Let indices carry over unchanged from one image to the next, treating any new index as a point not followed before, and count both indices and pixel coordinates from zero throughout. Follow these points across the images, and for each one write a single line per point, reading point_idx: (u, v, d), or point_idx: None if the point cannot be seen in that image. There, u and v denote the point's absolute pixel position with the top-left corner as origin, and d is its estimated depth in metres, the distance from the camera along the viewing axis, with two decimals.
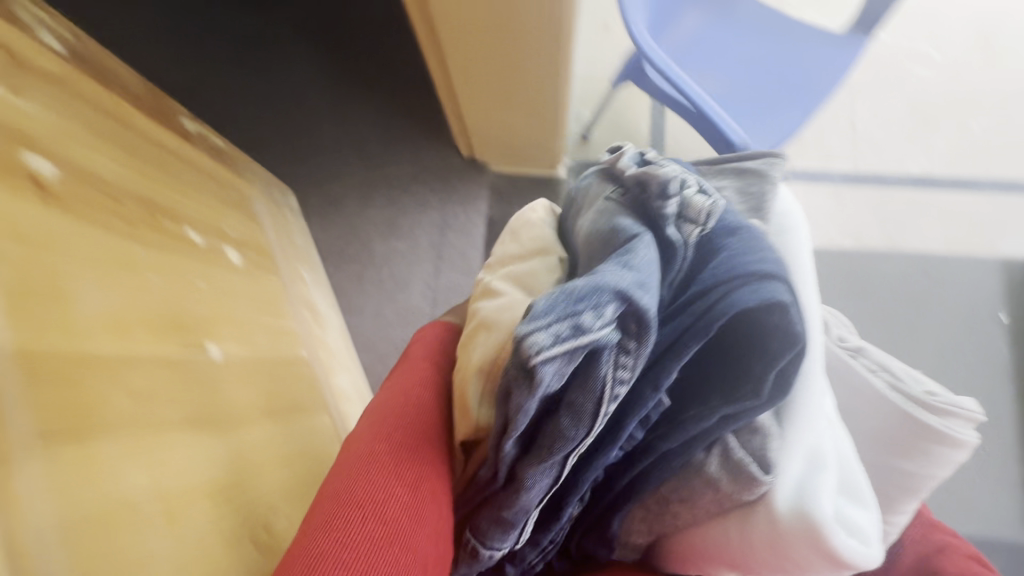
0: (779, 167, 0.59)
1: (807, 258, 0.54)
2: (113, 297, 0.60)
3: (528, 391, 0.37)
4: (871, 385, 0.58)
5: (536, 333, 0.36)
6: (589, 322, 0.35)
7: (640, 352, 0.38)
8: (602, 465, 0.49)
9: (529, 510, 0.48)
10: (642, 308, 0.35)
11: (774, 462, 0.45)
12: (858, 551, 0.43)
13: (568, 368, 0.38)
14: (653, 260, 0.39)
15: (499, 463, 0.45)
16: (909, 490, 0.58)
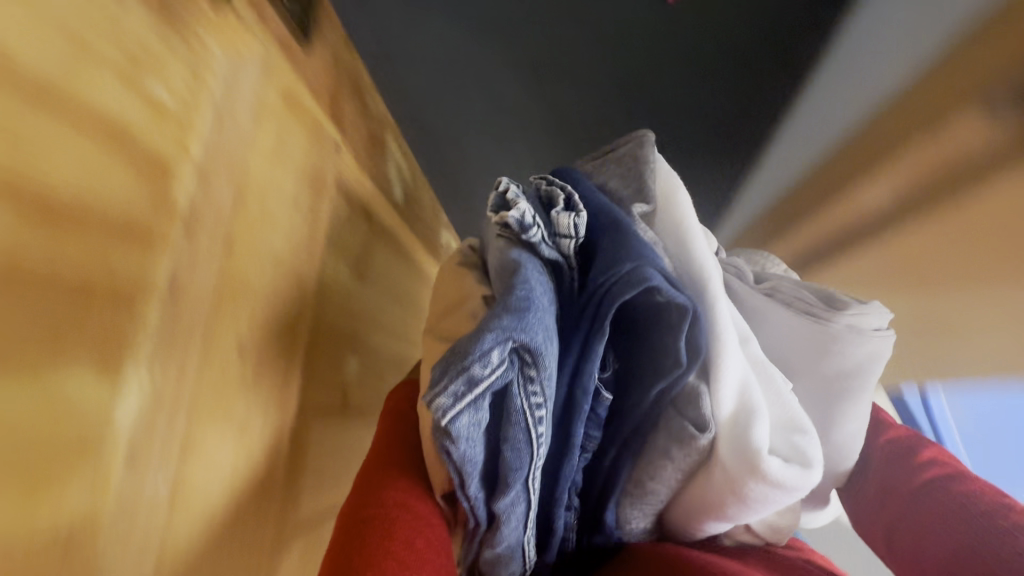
0: (646, 144, 0.63)
1: (691, 224, 0.57)
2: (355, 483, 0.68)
3: (455, 444, 0.41)
4: (788, 316, 0.65)
5: (439, 398, 0.39)
6: (479, 371, 0.39)
7: (539, 374, 0.42)
8: (571, 476, 0.50)
9: (518, 543, 0.49)
10: (523, 340, 0.40)
11: (707, 420, 0.48)
12: (796, 476, 0.46)
13: (484, 411, 0.41)
14: (526, 293, 0.43)
15: (474, 509, 0.46)
16: (848, 398, 0.64)
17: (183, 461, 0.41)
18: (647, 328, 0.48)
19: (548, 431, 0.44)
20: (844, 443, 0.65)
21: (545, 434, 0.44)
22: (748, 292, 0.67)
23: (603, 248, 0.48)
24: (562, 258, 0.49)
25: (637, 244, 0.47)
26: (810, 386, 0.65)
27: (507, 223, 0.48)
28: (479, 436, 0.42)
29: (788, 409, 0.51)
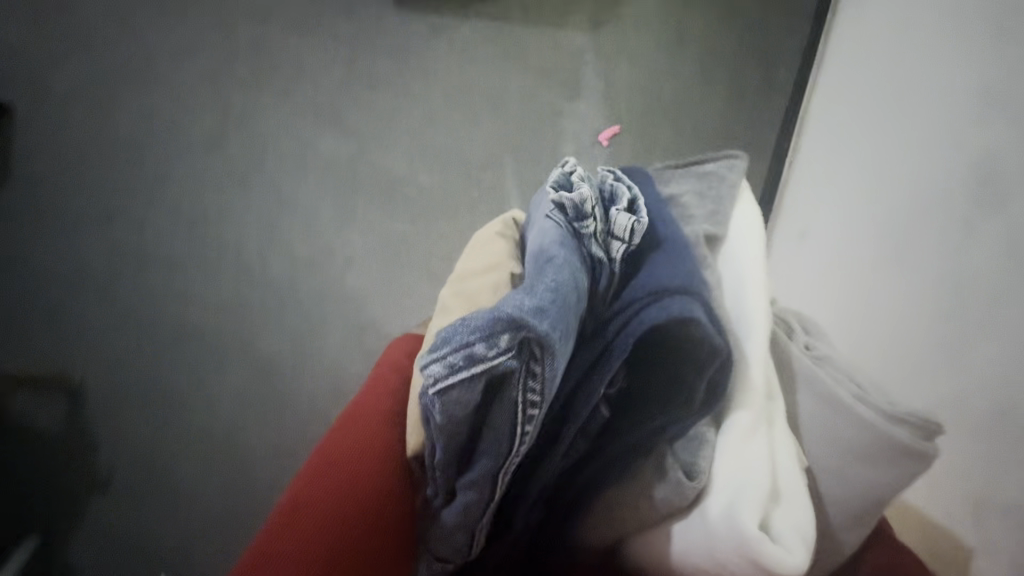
0: (735, 166, 0.57)
1: (758, 267, 0.51)
2: None
3: (438, 413, 0.39)
4: (838, 394, 0.59)
5: (434, 364, 0.37)
6: (482, 351, 0.36)
7: (545, 372, 0.37)
8: (545, 480, 0.47)
9: (471, 528, 0.47)
10: (536, 332, 0.35)
11: (702, 471, 0.44)
12: (783, 555, 0.41)
13: (475, 394, 0.38)
14: (555, 285, 0.38)
15: (438, 480, 0.45)
16: (879, 502, 0.58)
17: None
18: (668, 358, 0.42)
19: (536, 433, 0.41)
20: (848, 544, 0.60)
21: (532, 436, 0.40)
22: (798, 353, 0.62)
23: (651, 264, 0.43)
24: (607, 260, 0.43)
25: (685, 267, 0.42)
26: (835, 474, 0.59)
27: (563, 204, 0.44)
28: (462, 416, 0.39)
29: (792, 480, 0.45)
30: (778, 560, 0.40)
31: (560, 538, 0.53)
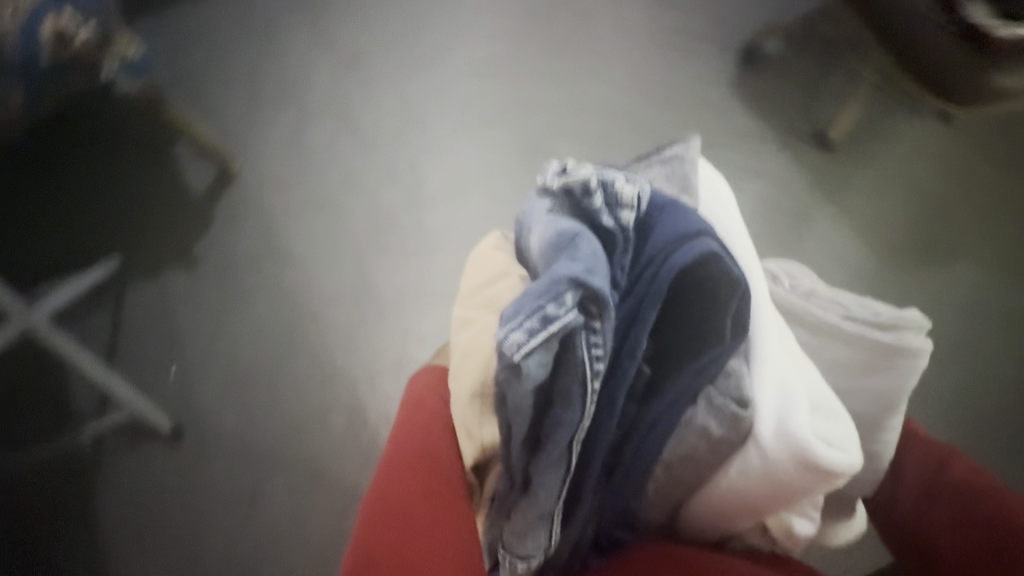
0: (692, 146, 0.62)
1: (735, 221, 0.56)
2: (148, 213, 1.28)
3: (522, 383, 0.41)
4: (831, 319, 0.63)
5: (513, 333, 0.40)
6: (554, 311, 0.39)
7: (604, 326, 0.41)
8: (602, 449, 0.49)
9: (550, 509, 0.48)
10: (594, 289, 0.39)
11: (750, 399, 0.47)
12: (840, 458, 0.44)
13: (549, 356, 0.41)
14: (593, 249, 0.42)
15: (516, 464, 0.47)
16: (886, 405, 0.63)
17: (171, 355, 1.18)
18: (692, 300, 0.45)
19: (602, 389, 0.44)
20: (880, 452, 0.64)
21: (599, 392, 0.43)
22: (787, 294, 0.66)
23: (662, 219, 0.46)
24: (618, 228, 0.45)
25: (692, 215, 0.46)
26: (845, 390, 0.64)
27: (564, 190, 0.48)
28: (536, 385, 0.42)
29: (822, 392, 0.49)
30: (834, 458, 0.44)
31: (626, 509, 0.56)
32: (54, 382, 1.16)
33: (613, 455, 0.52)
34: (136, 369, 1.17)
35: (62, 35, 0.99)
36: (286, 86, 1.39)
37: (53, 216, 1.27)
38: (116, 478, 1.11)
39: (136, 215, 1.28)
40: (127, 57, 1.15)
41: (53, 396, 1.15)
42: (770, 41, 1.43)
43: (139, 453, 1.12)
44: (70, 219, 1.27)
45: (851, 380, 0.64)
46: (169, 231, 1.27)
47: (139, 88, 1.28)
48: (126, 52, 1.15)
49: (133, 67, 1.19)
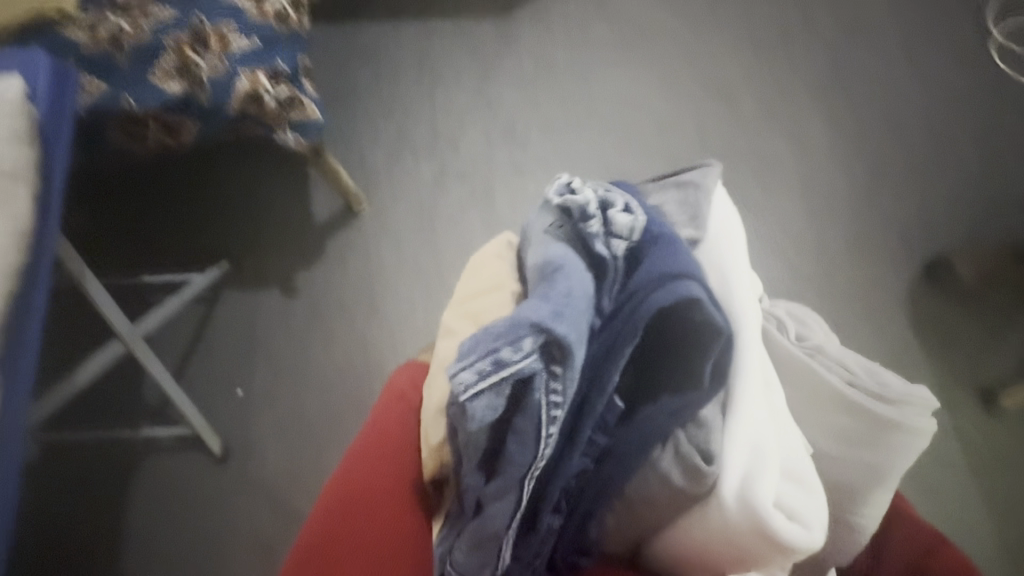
0: (710, 173, 0.61)
1: (743, 257, 0.54)
2: (253, 239, 1.27)
3: (473, 419, 0.41)
4: (832, 380, 0.60)
5: (463, 371, 0.39)
6: (508, 355, 0.38)
7: (566, 373, 0.40)
8: (566, 477, 0.49)
9: (501, 535, 0.48)
10: (555, 336, 0.38)
11: (717, 456, 0.45)
12: (799, 536, 0.43)
13: (502, 398, 0.41)
14: (570, 290, 0.40)
15: (469, 490, 0.47)
16: (875, 478, 0.59)
17: (236, 373, 1.16)
18: (674, 342, 0.44)
19: (560, 430, 0.43)
20: (863, 525, 0.61)
21: (556, 434, 0.43)
22: (793, 348, 0.63)
23: (654, 253, 0.44)
24: (609, 260, 0.44)
25: (683, 255, 0.44)
26: (836, 458, 0.61)
27: (566, 210, 0.46)
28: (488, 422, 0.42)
29: (797, 456, 0.47)
30: (792, 535, 0.42)
31: (586, 540, 0.54)
32: (124, 389, 1.14)
33: (577, 486, 0.51)
34: (203, 387, 1.16)
35: (255, 95, 0.96)
36: (407, 130, 1.38)
37: (180, 207, 1.30)
38: (144, 483, 1.08)
39: (246, 229, 1.28)
40: (304, 118, 1.02)
41: (120, 395, 1.14)
42: (968, 264, 1.19)
43: (175, 470, 1.09)
44: (189, 219, 1.29)
45: (841, 448, 0.60)
46: (276, 246, 1.27)
47: (311, 148, 1.08)
48: (305, 112, 1.02)
49: (306, 130, 1.03)
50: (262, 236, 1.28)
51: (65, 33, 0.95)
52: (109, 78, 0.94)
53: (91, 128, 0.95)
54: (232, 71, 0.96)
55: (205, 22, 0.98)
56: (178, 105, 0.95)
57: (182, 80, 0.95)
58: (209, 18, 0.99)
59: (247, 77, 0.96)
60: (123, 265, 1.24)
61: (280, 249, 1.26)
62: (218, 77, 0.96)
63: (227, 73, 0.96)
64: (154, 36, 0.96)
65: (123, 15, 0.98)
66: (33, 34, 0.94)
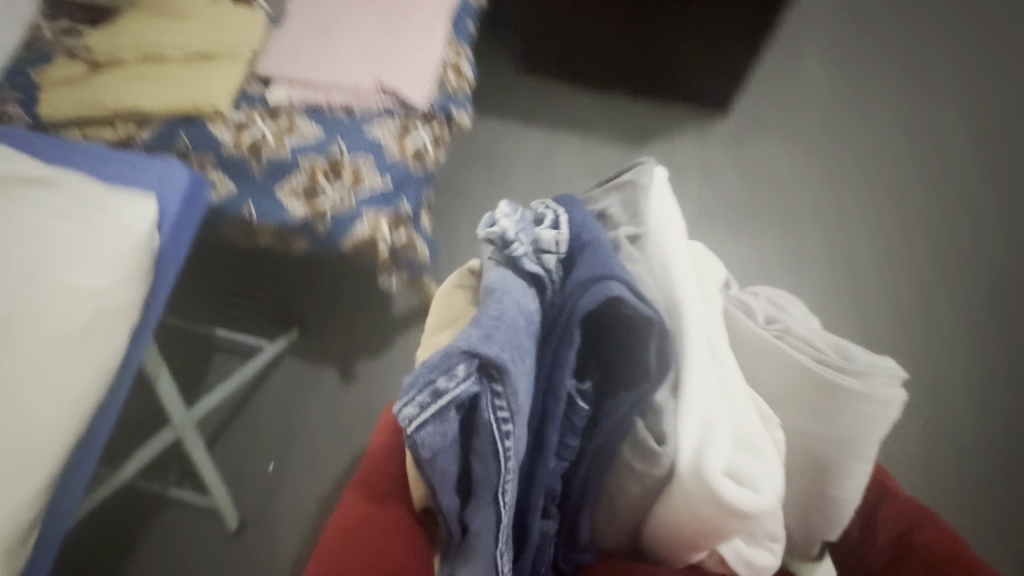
0: (645, 169, 0.62)
1: (682, 242, 0.56)
2: (330, 331, 1.31)
3: (427, 450, 0.44)
4: (796, 357, 0.61)
5: (407, 407, 0.43)
6: (444, 384, 0.41)
7: (507, 390, 0.43)
8: (549, 480, 0.51)
9: (492, 556, 0.50)
10: (486, 357, 0.41)
11: (670, 435, 0.47)
12: (751, 499, 0.45)
13: (451, 423, 0.44)
14: (498, 313, 0.44)
15: (451, 517, 0.50)
16: (850, 450, 0.60)
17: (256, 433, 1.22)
18: (623, 337, 0.48)
19: (520, 444, 0.46)
20: (846, 497, 0.62)
21: (516, 448, 0.45)
22: (755, 329, 0.64)
23: (582, 261, 0.48)
24: (545, 272, 0.49)
25: (605, 258, 0.47)
26: (804, 431, 0.62)
27: (491, 239, 0.49)
28: (448, 449, 0.45)
29: (749, 424, 0.49)
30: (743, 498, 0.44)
31: (581, 543, 0.56)
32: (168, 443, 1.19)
33: (563, 490, 0.53)
34: (238, 451, 1.20)
35: (372, 243, 1.01)
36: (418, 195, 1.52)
37: (261, 279, 1.35)
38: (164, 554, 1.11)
39: (316, 323, 1.32)
40: (412, 259, 1.07)
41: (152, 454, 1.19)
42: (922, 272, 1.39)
43: (190, 529, 1.12)
44: (266, 289, 1.34)
45: (814, 420, 0.61)
46: (340, 323, 1.32)
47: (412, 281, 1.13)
48: (414, 254, 1.07)
49: (411, 268, 1.09)
50: (338, 322, 1.32)
51: (212, 129, 1.02)
52: (239, 181, 1.02)
53: (213, 218, 1.04)
54: (357, 211, 1.00)
55: (344, 152, 1.01)
56: (295, 226, 1.01)
57: (303, 202, 1.00)
58: (350, 152, 1.01)
59: (371, 225, 1.00)
60: (197, 311, 1.30)
61: (352, 338, 1.31)
62: (341, 215, 1.00)
63: (352, 213, 1.00)
64: (292, 153, 1.01)
65: (269, 122, 1.04)
66: (181, 123, 1.02)
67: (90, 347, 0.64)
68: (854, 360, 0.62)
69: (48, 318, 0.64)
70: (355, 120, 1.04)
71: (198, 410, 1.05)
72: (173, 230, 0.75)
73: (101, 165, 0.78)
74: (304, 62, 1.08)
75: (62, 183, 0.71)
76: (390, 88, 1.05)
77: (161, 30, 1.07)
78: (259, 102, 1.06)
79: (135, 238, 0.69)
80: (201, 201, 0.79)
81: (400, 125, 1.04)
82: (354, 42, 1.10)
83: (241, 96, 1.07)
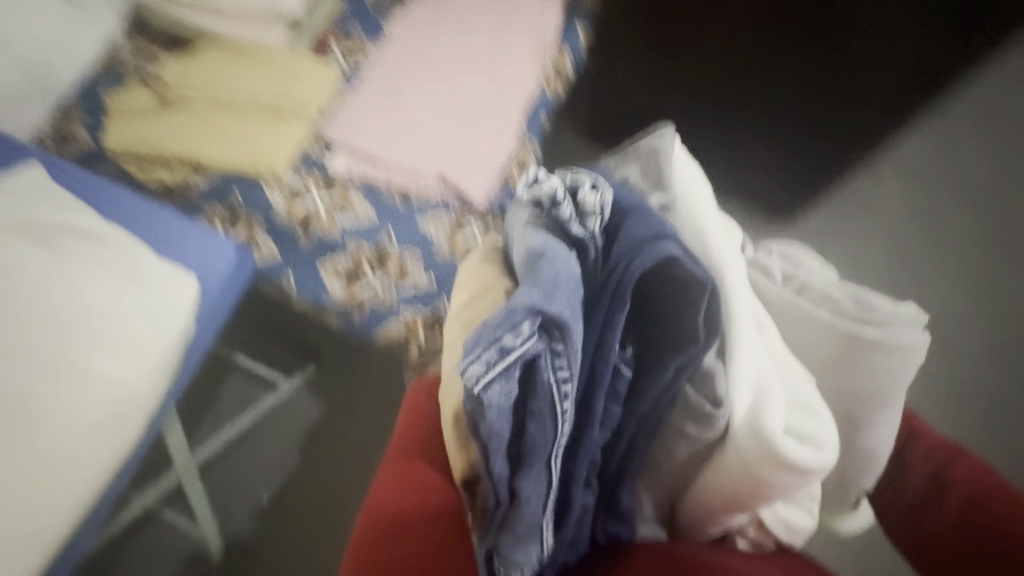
0: (667, 134, 0.60)
1: (712, 212, 0.56)
2: (349, 401, 1.28)
3: (489, 409, 0.43)
4: (820, 316, 0.61)
5: (472, 365, 0.41)
6: (511, 340, 0.41)
7: (567, 349, 0.43)
8: (592, 450, 0.51)
9: (538, 524, 0.51)
10: (551, 314, 0.41)
11: (724, 398, 0.47)
12: (811, 458, 0.46)
13: (513, 383, 0.44)
14: (556, 273, 0.44)
15: (498, 486, 0.49)
16: (877, 401, 0.61)
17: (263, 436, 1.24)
18: (661, 301, 0.48)
19: (573, 407, 0.47)
20: (875, 449, 0.63)
21: (570, 409, 0.46)
22: (777, 291, 0.63)
23: (628, 224, 0.48)
24: (588, 237, 0.49)
25: (653, 220, 0.47)
26: (835, 389, 0.62)
27: (538, 201, 0.50)
28: (506, 413, 0.45)
29: (796, 391, 0.50)
30: (805, 456, 0.46)
31: (621, 511, 0.56)
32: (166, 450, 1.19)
33: (601, 459, 0.54)
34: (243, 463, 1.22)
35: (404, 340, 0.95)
36: None
37: (292, 336, 1.30)
38: None
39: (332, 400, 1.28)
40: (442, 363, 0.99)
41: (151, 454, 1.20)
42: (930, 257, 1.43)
43: (176, 564, 1.15)
44: (295, 346, 1.30)
45: (841, 378, 0.62)
46: (357, 384, 1.29)
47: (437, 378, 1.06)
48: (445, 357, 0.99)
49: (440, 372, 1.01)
50: (359, 390, 1.28)
51: (264, 192, 1.00)
52: (283, 250, 0.98)
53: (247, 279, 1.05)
54: (396, 309, 0.95)
55: (392, 244, 0.98)
56: (328, 306, 0.96)
57: (344, 285, 0.96)
58: (398, 245, 0.98)
59: (407, 323, 0.94)
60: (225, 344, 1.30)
61: (370, 407, 1.27)
62: (378, 307, 0.95)
63: (388, 308, 0.95)
64: (341, 236, 0.98)
65: (324, 192, 1.01)
66: (237, 179, 1.01)
67: (112, 431, 0.68)
68: (874, 311, 0.61)
69: (74, 399, 0.67)
70: (409, 207, 1.01)
71: (200, 455, 1.14)
72: (211, 307, 0.77)
73: (145, 227, 0.77)
74: (369, 135, 1.04)
75: (118, 246, 0.74)
76: (450, 180, 1.00)
77: (234, 74, 1.06)
78: (320, 166, 1.04)
79: (171, 327, 0.72)
80: (242, 280, 0.80)
81: (456, 220, 1.00)
82: (424, 112, 1.06)
83: (303, 156, 1.05)
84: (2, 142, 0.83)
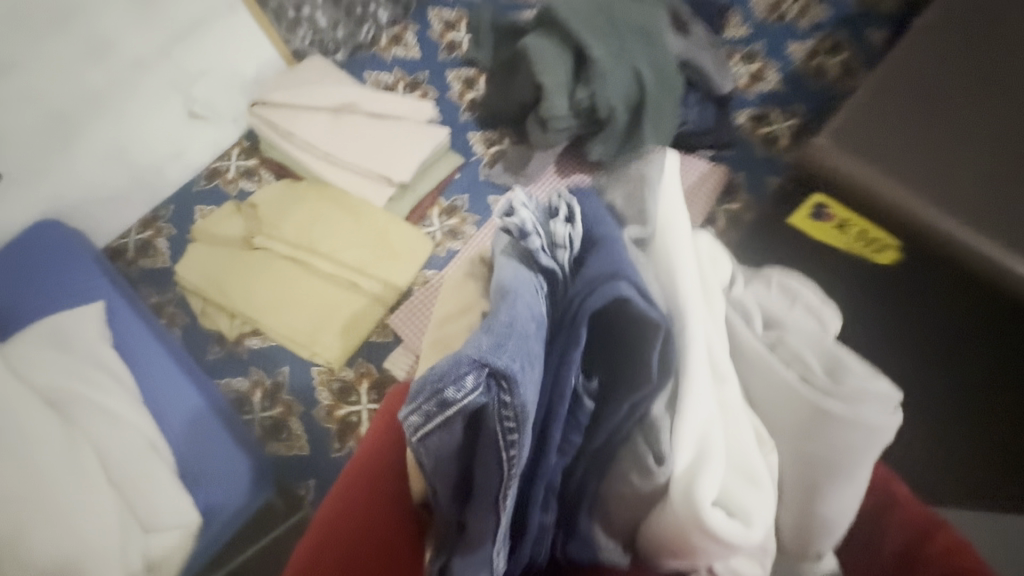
0: (659, 162, 0.60)
1: (687, 251, 0.55)
2: None
3: (430, 451, 0.46)
4: (788, 382, 0.59)
5: (412, 414, 0.44)
6: (451, 394, 0.42)
7: (513, 402, 0.42)
8: (549, 475, 0.51)
9: (491, 562, 0.50)
10: (497, 366, 0.41)
11: (668, 455, 0.48)
12: (735, 530, 0.47)
13: (457, 430, 0.45)
14: (512, 318, 0.44)
15: (450, 515, 0.52)
16: (840, 475, 0.60)
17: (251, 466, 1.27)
18: (619, 338, 0.48)
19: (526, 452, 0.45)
20: (830, 519, 0.62)
21: (522, 455, 0.45)
22: (752, 342, 0.61)
23: (594, 258, 0.48)
24: (557, 268, 0.50)
25: (614, 257, 0.48)
26: (805, 454, 0.60)
27: (510, 229, 0.50)
28: (452, 450, 0.46)
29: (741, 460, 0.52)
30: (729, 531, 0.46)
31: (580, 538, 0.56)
32: None
33: (561, 483, 0.54)
34: None
35: None
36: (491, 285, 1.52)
37: None
38: None
39: None
40: None
41: None
42: None
43: None
44: None
45: (799, 441, 0.60)
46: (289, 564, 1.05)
47: None
48: None
49: None
50: None
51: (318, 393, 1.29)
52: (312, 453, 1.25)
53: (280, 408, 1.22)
54: None
55: None
56: None
57: None
58: None
59: None
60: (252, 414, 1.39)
61: None
62: None
63: None
64: None
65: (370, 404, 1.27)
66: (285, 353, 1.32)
67: None
68: (846, 382, 0.59)
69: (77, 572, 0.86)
70: None
71: None
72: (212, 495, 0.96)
73: (181, 418, 1.02)
74: None
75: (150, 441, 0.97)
76: None
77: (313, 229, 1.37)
78: (376, 360, 1.31)
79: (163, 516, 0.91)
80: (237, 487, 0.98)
81: None
82: None
83: (365, 344, 1.33)
84: (84, 289, 1.15)
